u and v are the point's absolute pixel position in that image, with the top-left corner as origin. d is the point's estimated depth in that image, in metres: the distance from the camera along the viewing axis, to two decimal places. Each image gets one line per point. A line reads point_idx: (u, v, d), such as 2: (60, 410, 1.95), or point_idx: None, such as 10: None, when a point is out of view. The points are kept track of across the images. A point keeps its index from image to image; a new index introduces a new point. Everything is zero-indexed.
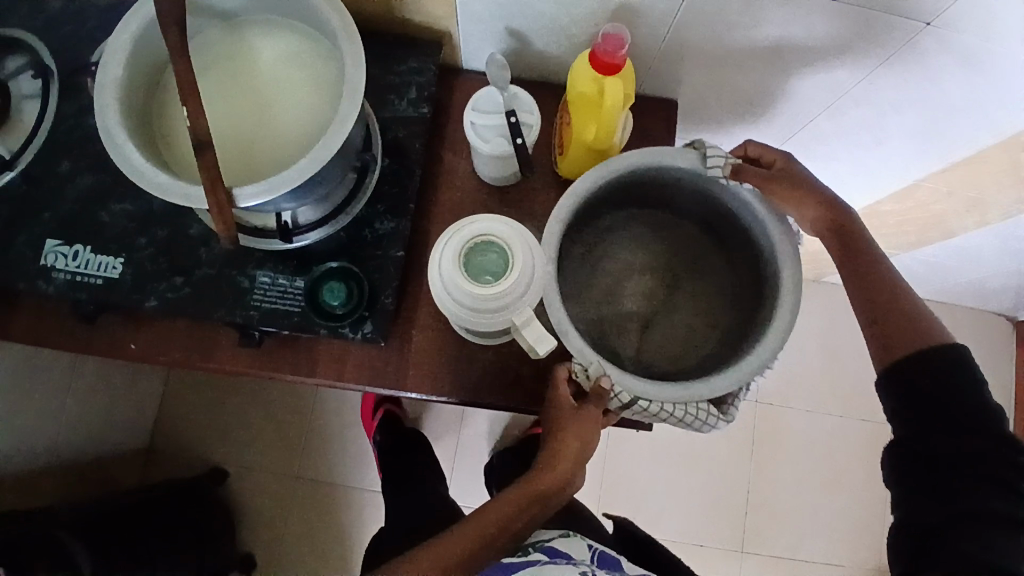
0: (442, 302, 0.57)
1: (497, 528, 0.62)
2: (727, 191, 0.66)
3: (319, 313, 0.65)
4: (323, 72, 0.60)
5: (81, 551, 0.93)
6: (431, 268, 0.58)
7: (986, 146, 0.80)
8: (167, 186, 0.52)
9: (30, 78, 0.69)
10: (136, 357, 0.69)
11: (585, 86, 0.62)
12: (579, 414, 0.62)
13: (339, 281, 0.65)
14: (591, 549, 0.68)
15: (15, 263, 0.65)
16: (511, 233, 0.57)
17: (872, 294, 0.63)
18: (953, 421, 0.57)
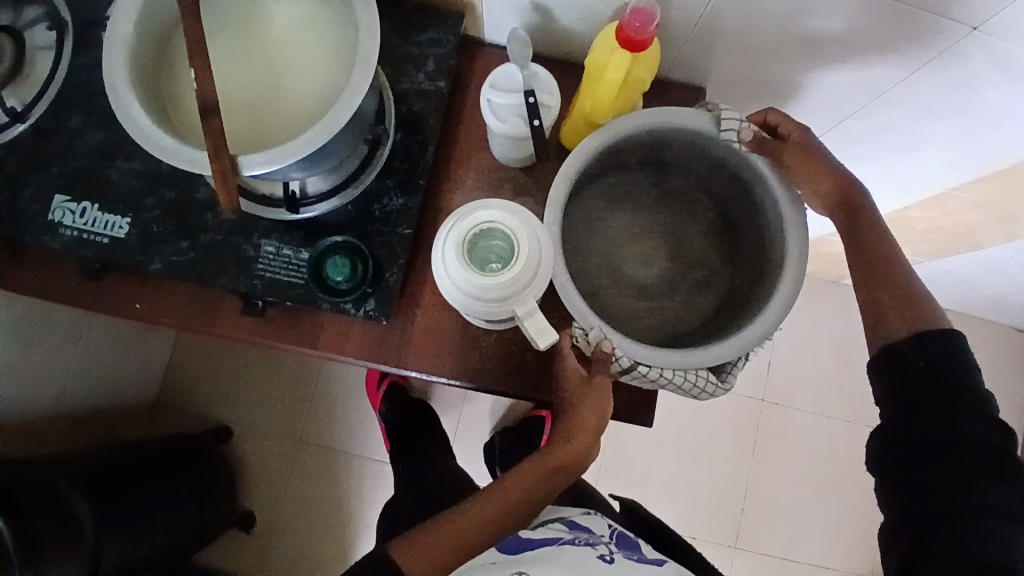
0: (447, 292, 0.56)
1: (511, 504, 0.61)
2: (736, 156, 0.63)
3: (323, 287, 0.63)
4: (338, 38, 0.58)
5: (82, 501, 0.94)
6: (435, 255, 0.55)
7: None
8: (172, 149, 0.51)
9: (43, 30, 0.67)
10: (141, 318, 0.69)
11: (600, 52, 0.59)
12: (592, 387, 0.59)
13: (344, 256, 0.64)
14: (612, 535, 0.68)
15: (23, 217, 0.65)
16: (514, 220, 0.55)
17: (875, 272, 0.62)
18: (949, 404, 0.55)
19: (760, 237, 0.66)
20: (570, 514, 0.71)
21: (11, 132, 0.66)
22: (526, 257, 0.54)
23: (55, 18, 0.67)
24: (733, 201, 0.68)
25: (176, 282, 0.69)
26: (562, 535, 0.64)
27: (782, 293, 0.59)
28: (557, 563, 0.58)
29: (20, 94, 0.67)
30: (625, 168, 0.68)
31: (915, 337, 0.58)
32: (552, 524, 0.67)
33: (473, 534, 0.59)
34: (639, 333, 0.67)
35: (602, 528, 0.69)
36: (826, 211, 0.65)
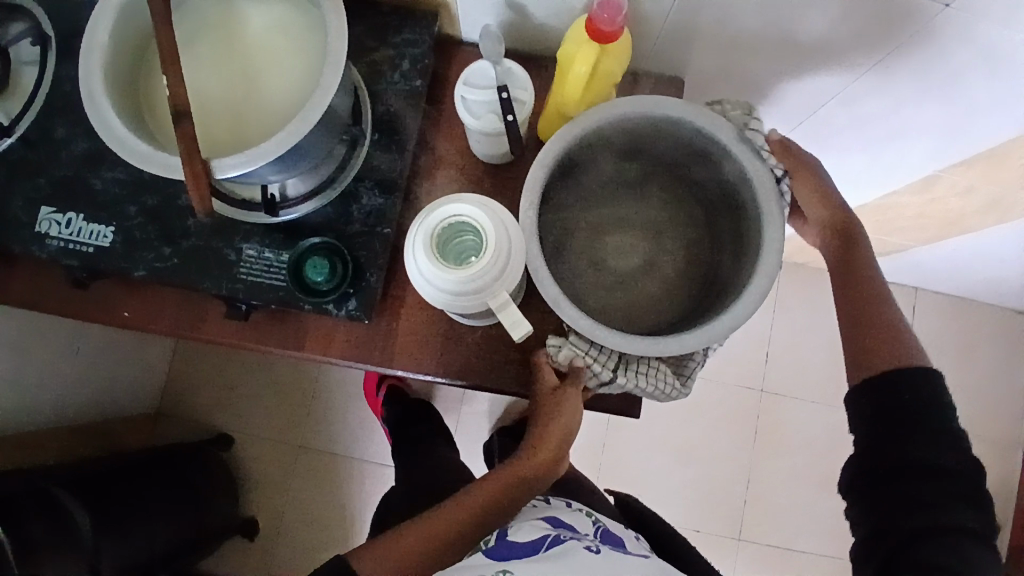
0: (418, 285, 0.55)
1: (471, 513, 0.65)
2: (718, 149, 0.63)
3: (305, 288, 0.64)
4: (310, 40, 0.58)
5: (78, 508, 0.95)
6: (406, 251, 0.55)
7: (1011, 138, 0.76)
8: (147, 155, 0.51)
9: (27, 45, 0.68)
10: (130, 325, 0.70)
11: (572, 42, 0.59)
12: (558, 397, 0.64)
13: (324, 256, 0.64)
14: (594, 529, 0.68)
15: (11, 229, 0.66)
16: (482, 213, 0.55)
17: (860, 303, 0.67)
18: (924, 433, 0.59)
19: (738, 230, 0.66)
20: (550, 509, 0.69)
21: None
22: (496, 251, 0.54)
23: (39, 33, 0.68)
24: (715, 193, 0.68)
25: (164, 288, 0.70)
26: (547, 531, 0.62)
27: (755, 282, 0.60)
28: (545, 562, 0.57)
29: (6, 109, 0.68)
30: (612, 154, 0.68)
31: (900, 365, 0.62)
32: (534, 519, 0.65)
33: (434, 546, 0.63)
34: (619, 324, 0.67)
35: (583, 523, 0.68)
36: (822, 242, 0.71)
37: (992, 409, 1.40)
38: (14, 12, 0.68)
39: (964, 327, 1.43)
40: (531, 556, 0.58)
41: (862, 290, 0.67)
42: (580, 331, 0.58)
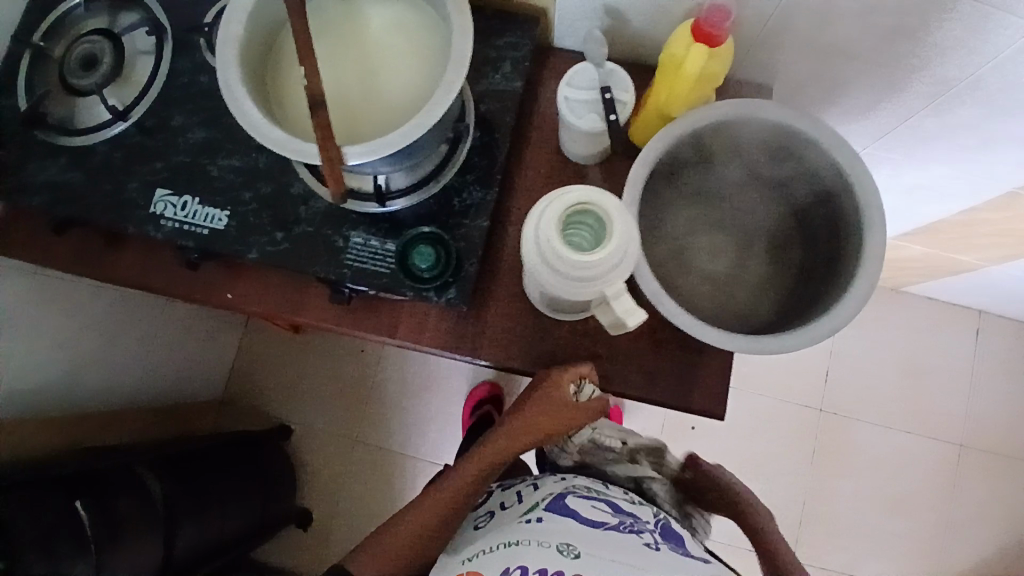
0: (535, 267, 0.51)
1: (460, 501, 0.71)
2: (821, 156, 0.65)
3: (410, 275, 0.66)
4: (428, 42, 0.62)
5: (153, 478, 1.00)
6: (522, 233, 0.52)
7: None
8: (281, 141, 0.54)
9: (145, 35, 0.73)
10: (232, 306, 0.74)
11: (675, 46, 0.61)
12: (571, 408, 0.69)
13: (429, 246, 0.66)
14: (655, 521, 0.67)
15: (131, 210, 0.71)
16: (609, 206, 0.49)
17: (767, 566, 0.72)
18: None
19: (832, 237, 0.67)
20: (612, 493, 0.70)
21: (114, 129, 0.72)
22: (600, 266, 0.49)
23: (155, 22, 0.73)
24: (809, 203, 0.70)
25: (272, 273, 0.74)
26: (606, 519, 0.64)
27: (857, 285, 0.61)
28: (599, 548, 0.59)
29: (122, 97, 0.73)
30: (707, 162, 0.70)
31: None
32: (596, 502, 0.67)
33: (433, 535, 0.69)
34: (714, 319, 0.68)
35: (644, 513, 0.68)
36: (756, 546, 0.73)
37: None
38: (134, 6, 0.74)
39: None
40: (590, 536, 0.61)
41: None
42: (681, 327, 0.59)
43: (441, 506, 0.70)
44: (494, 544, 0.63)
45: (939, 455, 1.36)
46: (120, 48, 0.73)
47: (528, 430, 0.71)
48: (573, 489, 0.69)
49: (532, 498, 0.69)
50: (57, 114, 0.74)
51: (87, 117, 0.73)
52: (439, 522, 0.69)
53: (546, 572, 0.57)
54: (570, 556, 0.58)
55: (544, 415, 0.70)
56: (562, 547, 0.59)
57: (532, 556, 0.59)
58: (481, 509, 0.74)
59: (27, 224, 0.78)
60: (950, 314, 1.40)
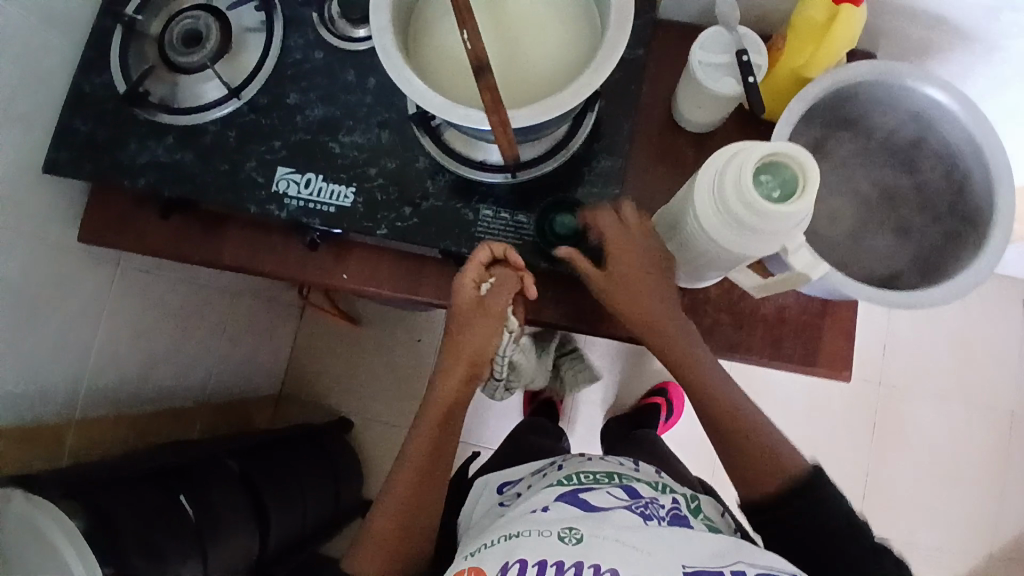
0: (719, 220, 0.53)
1: (436, 448, 0.68)
2: (953, 124, 0.65)
3: (551, 238, 0.66)
4: (573, 4, 0.59)
5: (231, 458, 1.00)
6: (707, 187, 0.53)
7: None
8: (445, 107, 0.54)
9: (253, 10, 0.72)
10: (347, 287, 0.73)
11: (814, 12, 0.60)
12: (495, 316, 0.65)
13: (567, 212, 0.67)
14: (670, 507, 0.61)
15: (249, 189, 0.69)
16: (795, 160, 0.49)
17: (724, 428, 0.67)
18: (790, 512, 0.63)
19: (953, 211, 0.67)
20: (630, 478, 0.65)
21: (227, 108, 0.70)
22: (787, 220, 0.49)
23: None
24: (932, 176, 0.69)
25: (389, 250, 0.73)
26: (618, 503, 0.59)
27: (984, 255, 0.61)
28: (602, 532, 0.55)
29: (231, 74, 0.71)
30: (835, 126, 0.69)
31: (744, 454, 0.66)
32: (610, 488, 0.62)
33: (424, 490, 0.67)
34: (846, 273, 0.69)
35: (661, 498, 0.63)
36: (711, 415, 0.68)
37: None
38: None
39: None
40: (596, 522, 0.56)
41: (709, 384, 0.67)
42: (834, 284, 0.61)
43: (422, 460, 0.67)
44: (493, 539, 0.57)
45: (997, 426, 1.38)
46: (226, 25, 0.71)
47: (462, 352, 0.67)
48: (585, 479, 0.64)
49: (537, 488, 0.64)
50: (160, 91, 0.72)
51: (190, 95, 0.71)
52: (424, 475, 0.67)
53: (546, 563, 0.52)
54: (572, 543, 0.54)
55: (471, 332, 0.66)
56: (565, 534, 0.55)
57: (531, 547, 0.54)
58: (513, 488, 0.72)
59: (123, 207, 0.76)
60: (1003, 285, 1.41)
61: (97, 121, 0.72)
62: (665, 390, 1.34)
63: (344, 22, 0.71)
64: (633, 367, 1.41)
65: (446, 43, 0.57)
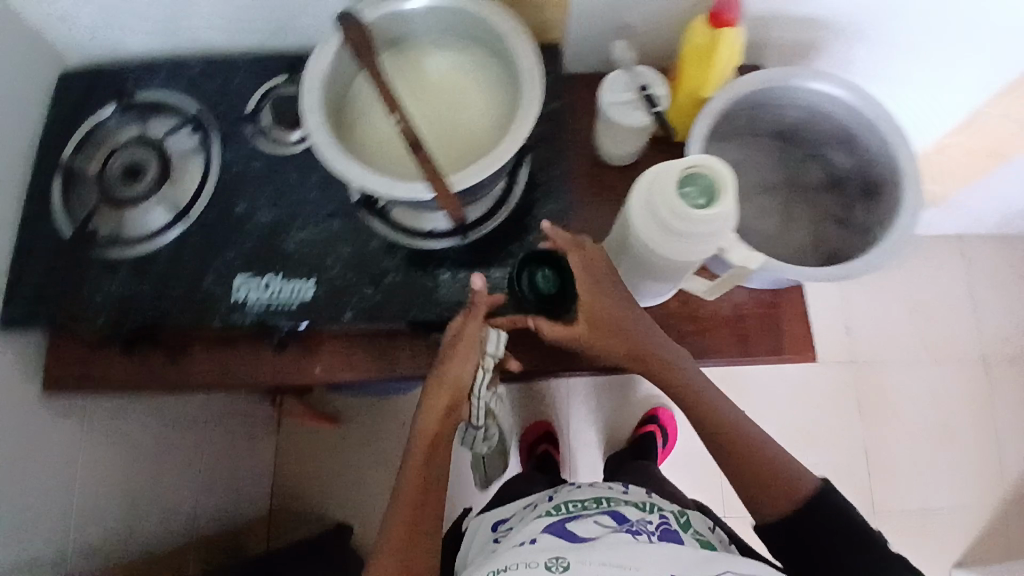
0: (655, 233, 0.57)
1: (426, 483, 0.66)
2: (845, 109, 0.72)
3: (530, 294, 0.68)
4: (488, 72, 0.64)
5: None
6: (638, 204, 0.58)
7: None
8: (388, 185, 0.57)
9: (188, 135, 0.75)
10: (323, 379, 0.73)
11: (698, 41, 0.67)
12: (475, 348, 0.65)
13: (549, 267, 0.69)
14: (659, 523, 0.66)
15: (212, 303, 0.71)
16: (710, 168, 0.54)
17: (744, 452, 0.68)
18: (812, 532, 0.66)
19: (868, 190, 0.73)
20: (618, 503, 0.69)
21: (177, 230, 0.72)
22: (715, 223, 0.54)
23: (196, 122, 0.75)
24: (842, 163, 0.76)
25: (358, 335, 0.74)
26: (606, 529, 0.63)
27: (901, 218, 0.67)
28: (593, 553, 0.58)
29: (176, 198, 0.73)
30: (746, 137, 0.76)
31: (766, 478, 0.67)
32: (597, 517, 0.65)
33: (416, 531, 0.64)
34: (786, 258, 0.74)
35: (649, 517, 0.67)
36: (727, 446, 0.69)
37: None
38: (172, 112, 0.77)
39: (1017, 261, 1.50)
40: (581, 550, 0.58)
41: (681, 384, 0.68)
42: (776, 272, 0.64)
43: (413, 498, 0.65)
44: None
45: (970, 378, 1.43)
46: (164, 153, 0.74)
47: (442, 385, 0.65)
48: (574, 509, 0.68)
49: (527, 522, 0.67)
50: (108, 228, 0.73)
51: (138, 224, 0.73)
52: (417, 516, 0.65)
53: None
54: (561, 570, 0.56)
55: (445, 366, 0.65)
56: (552, 563, 0.57)
57: None
58: (502, 526, 0.73)
59: (83, 349, 0.75)
60: (936, 247, 1.50)
61: (46, 269, 0.73)
62: (656, 416, 1.35)
63: (278, 129, 0.74)
64: (619, 403, 1.42)
65: (381, 129, 0.63)
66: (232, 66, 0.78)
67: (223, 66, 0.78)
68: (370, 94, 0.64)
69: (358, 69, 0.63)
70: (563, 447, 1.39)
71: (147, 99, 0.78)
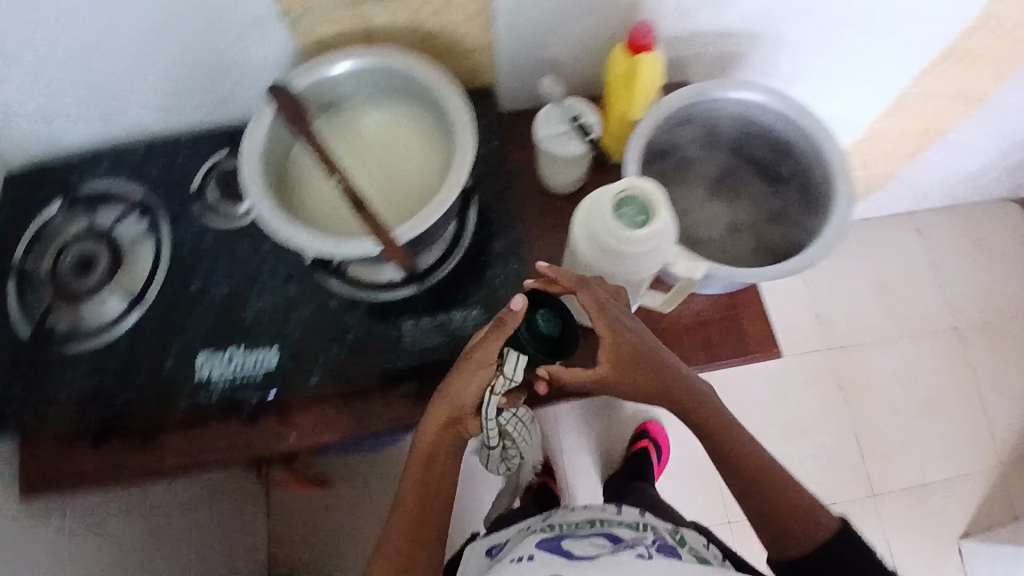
0: (601, 254, 0.59)
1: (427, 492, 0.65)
2: (770, 114, 0.74)
3: (529, 337, 0.63)
4: (421, 125, 0.66)
5: None
6: (581, 230, 0.60)
7: (946, 48, 0.88)
8: (336, 247, 0.59)
9: (136, 220, 0.76)
10: (297, 447, 0.72)
11: (620, 69, 0.70)
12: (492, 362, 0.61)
13: (550, 307, 0.64)
14: (655, 540, 0.65)
15: (177, 385, 0.71)
16: (641, 191, 0.59)
17: (769, 491, 0.67)
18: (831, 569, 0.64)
19: (804, 182, 0.76)
20: (612, 524, 0.69)
21: (135, 316, 0.72)
22: (657, 237, 0.57)
23: (143, 207, 0.76)
24: (776, 160, 0.78)
25: (329, 397, 0.73)
26: (604, 549, 0.62)
27: (836, 209, 0.69)
28: (590, 566, 0.57)
29: (130, 284, 0.73)
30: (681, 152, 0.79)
31: (790, 517, 0.66)
32: (594, 539, 0.65)
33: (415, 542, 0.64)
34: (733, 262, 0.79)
35: (642, 535, 0.66)
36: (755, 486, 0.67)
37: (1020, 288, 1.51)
38: (118, 199, 0.77)
39: (970, 228, 1.55)
40: (574, 563, 0.59)
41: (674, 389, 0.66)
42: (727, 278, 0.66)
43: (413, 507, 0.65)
44: None
45: (945, 349, 1.46)
46: (114, 242, 0.74)
47: (447, 402, 0.62)
48: (568, 528, 0.68)
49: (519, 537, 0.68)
50: (66, 323, 0.72)
51: (96, 316, 0.72)
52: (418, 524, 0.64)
53: None
54: None
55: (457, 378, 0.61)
56: None
57: None
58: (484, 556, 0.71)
59: (51, 448, 0.74)
60: (890, 226, 1.54)
61: (5, 374, 0.72)
62: (647, 431, 1.35)
63: (225, 203, 0.76)
64: (608, 423, 1.42)
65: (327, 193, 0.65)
66: (174, 147, 0.79)
67: (164, 148, 0.79)
68: (310, 161, 0.66)
69: (294, 138, 0.64)
70: (559, 475, 1.37)
71: (92, 191, 0.78)
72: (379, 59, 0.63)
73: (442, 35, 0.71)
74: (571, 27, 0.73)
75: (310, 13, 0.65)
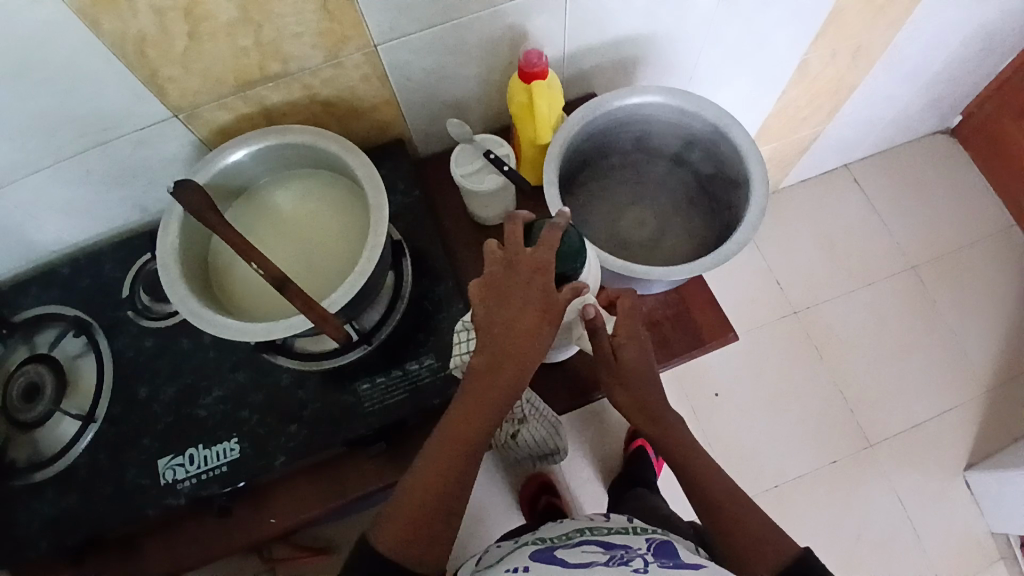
0: None
1: (472, 441, 0.58)
2: (675, 110, 0.75)
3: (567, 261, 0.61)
4: (337, 193, 0.68)
5: None
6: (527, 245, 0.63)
7: (831, 13, 0.91)
8: (270, 328, 0.59)
9: (74, 338, 0.75)
10: (280, 528, 0.72)
11: (519, 97, 0.71)
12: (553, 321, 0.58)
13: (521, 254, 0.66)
14: (651, 541, 0.64)
15: (140, 497, 0.69)
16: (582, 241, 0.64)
17: (716, 498, 0.64)
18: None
19: (724, 174, 0.78)
20: (602, 532, 0.68)
21: (87, 435, 0.71)
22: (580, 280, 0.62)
23: (79, 323, 0.75)
24: (692, 151, 0.80)
25: (301, 476, 0.73)
26: (596, 557, 0.60)
27: (755, 189, 0.71)
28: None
29: (79, 403, 0.73)
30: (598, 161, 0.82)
31: (747, 522, 0.62)
32: (586, 547, 0.63)
33: (447, 490, 0.57)
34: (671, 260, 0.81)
35: (634, 540, 0.66)
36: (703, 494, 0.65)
37: (964, 215, 1.55)
38: (52, 320, 0.76)
39: (903, 168, 1.59)
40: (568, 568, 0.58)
41: (640, 374, 0.65)
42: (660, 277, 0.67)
43: (456, 454, 0.58)
44: None
45: (906, 289, 1.49)
46: (55, 364, 0.74)
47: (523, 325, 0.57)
48: (557, 540, 0.67)
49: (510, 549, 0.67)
50: (22, 455, 0.71)
51: (50, 442, 0.71)
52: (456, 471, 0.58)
53: None
54: None
55: (504, 304, 0.57)
56: None
57: None
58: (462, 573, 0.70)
59: None
60: (830, 182, 1.58)
61: None
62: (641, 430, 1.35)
63: (159, 304, 0.75)
64: (602, 429, 1.40)
65: (258, 277, 0.65)
66: (99, 257, 0.79)
67: (90, 260, 0.78)
68: (232, 251, 0.67)
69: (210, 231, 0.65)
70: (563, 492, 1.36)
71: (28, 316, 0.77)
72: (281, 138, 0.64)
73: (340, 100, 0.72)
74: (464, 67, 0.74)
75: (204, 106, 0.66)
